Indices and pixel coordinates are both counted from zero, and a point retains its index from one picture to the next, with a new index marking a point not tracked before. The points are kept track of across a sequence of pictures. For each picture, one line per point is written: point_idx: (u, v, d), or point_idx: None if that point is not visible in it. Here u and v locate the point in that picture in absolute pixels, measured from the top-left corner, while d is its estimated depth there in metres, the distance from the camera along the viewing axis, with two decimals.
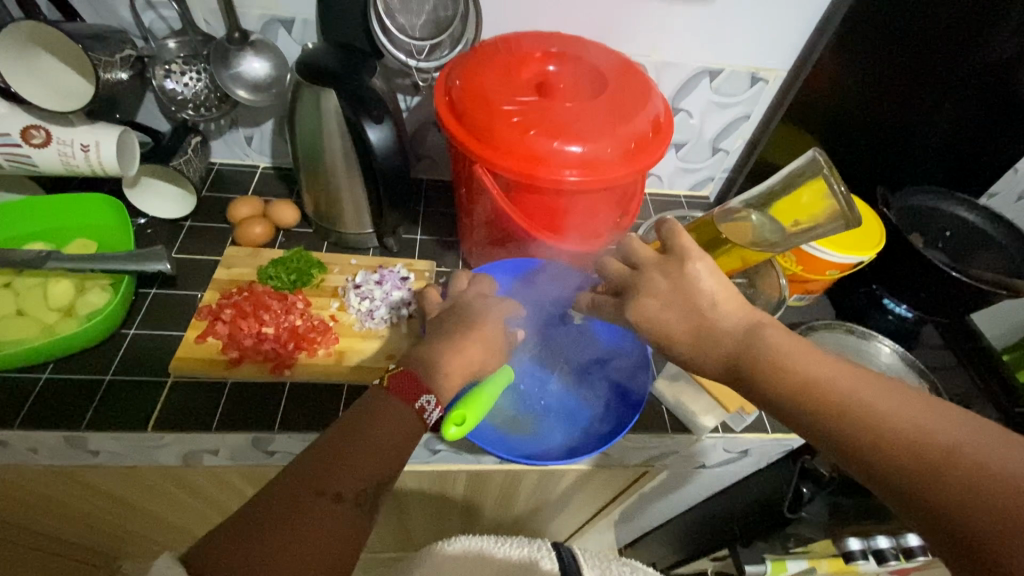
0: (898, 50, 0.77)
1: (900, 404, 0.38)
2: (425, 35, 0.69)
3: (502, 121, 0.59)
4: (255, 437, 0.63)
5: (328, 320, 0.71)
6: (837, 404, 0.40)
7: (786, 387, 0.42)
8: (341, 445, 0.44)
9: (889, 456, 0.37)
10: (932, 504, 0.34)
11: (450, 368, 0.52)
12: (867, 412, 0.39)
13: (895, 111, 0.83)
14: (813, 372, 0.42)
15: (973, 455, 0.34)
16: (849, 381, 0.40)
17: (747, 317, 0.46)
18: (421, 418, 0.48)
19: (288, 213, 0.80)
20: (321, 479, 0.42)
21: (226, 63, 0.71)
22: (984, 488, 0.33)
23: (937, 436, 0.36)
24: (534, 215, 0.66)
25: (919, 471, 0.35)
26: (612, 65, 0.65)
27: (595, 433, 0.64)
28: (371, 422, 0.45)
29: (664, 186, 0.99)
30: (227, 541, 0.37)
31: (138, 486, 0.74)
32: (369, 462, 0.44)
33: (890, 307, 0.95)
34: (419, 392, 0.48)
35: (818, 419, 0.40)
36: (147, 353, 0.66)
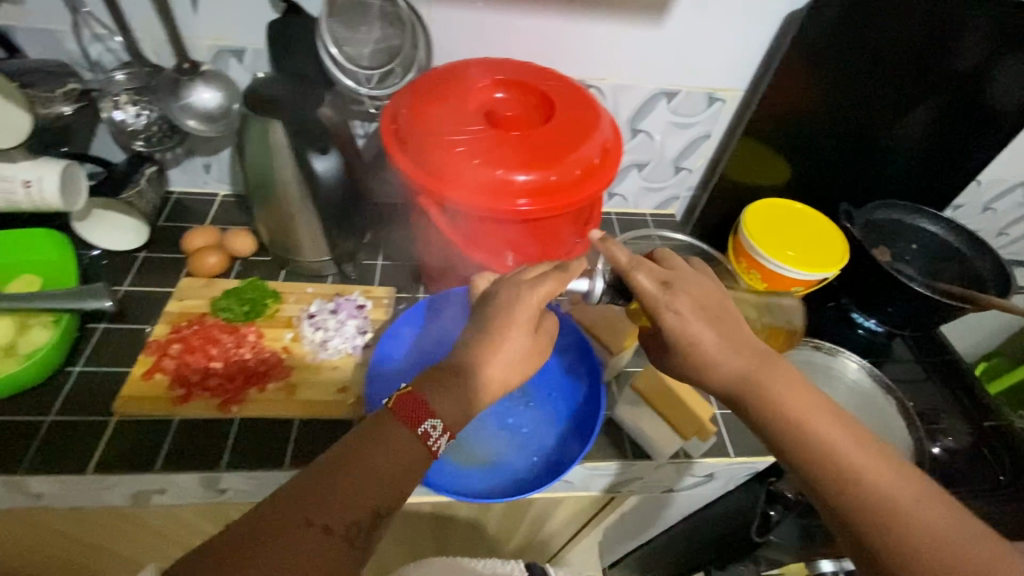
0: (866, 68, 0.79)
1: (864, 451, 0.43)
2: (374, 64, 0.68)
3: (448, 152, 0.59)
4: (202, 476, 0.61)
5: (281, 352, 0.69)
6: (813, 440, 0.44)
7: (771, 414, 0.45)
8: (336, 471, 0.42)
9: (846, 494, 0.42)
10: (874, 540, 0.40)
11: (451, 385, 0.50)
12: (835, 455, 0.43)
13: (860, 123, 0.85)
14: (796, 408, 0.45)
15: (914, 510, 0.40)
16: (826, 424, 0.44)
17: (745, 350, 0.48)
18: (425, 444, 0.46)
19: (244, 242, 0.79)
20: (311, 510, 0.40)
21: (175, 94, 0.70)
22: (916, 535, 0.39)
23: (889, 486, 0.41)
24: (484, 244, 0.65)
25: (867, 512, 0.41)
26: (561, 91, 0.65)
27: (580, 415, 0.66)
28: (374, 449, 0.44)
29: (630, 205, 0.99)
30: (213, 558, 0.36)
31: (92, 526, 0.72)
32: (364, 492, 0.42)
33: (859, 321, 0.98)
34: (423, 416, 0.46)
35: (794, 449, 0.44)
36: (92, 392, 0.65)
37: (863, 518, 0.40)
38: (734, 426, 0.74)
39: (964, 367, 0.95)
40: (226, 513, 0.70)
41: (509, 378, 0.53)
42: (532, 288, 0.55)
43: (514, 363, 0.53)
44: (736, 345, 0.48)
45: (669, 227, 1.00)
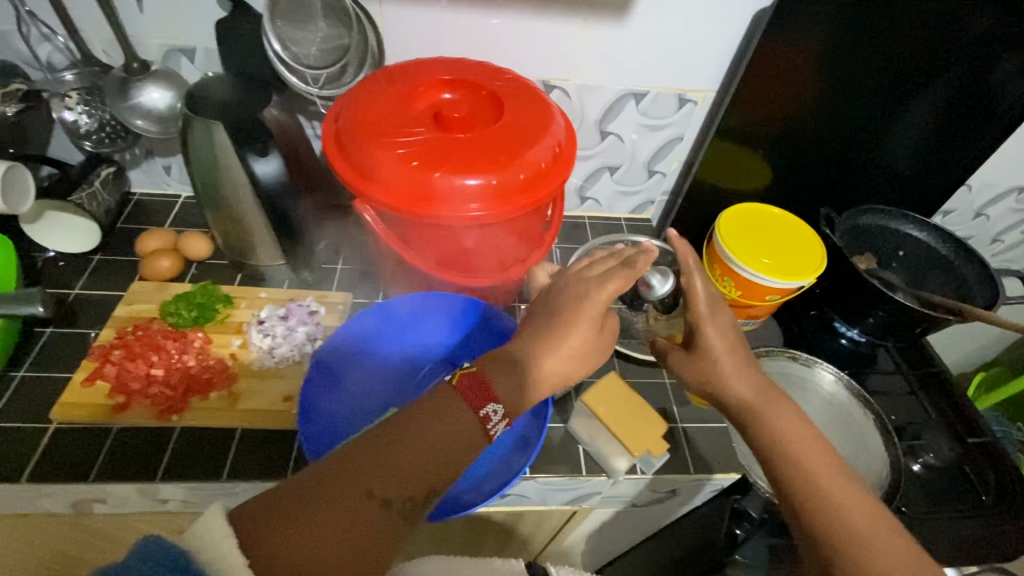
0: (855, 66, 0.75)
1: (823, 463, 0.50)
2: (321, 64, 0.66)
3: (389, 157, 0.56)
4: (139, 487, 0.59)
5: (227, 359, 0.67)
6: (784, 447, 0.51)
7: (756, 422, 0.54)
8: (398, 445, 0.42)
9: (801, 493, 0.48)
10: (804, 519, 0.47)
11: (509, 372, 0.48)
12: (798, 462, 0.50)
13: (839, 126, 0.82)
14: (777, 421, 0.53)
15: (847, 509, 0.46)
16: (796, 437, 0.52)
17: (749, 377, 0.56)
18: (484, 428, 0.44)
19: (199, 246, 0.77)
20: (371, 479, 0.40)
21: (123, 94, 0.68)
22: (842, 522, 0.46)
23: (835, 491, 0.47)
24: (433, 251, 0.63)
25: (814, 505, 0.47)
26: (511, 90, 0.62)
27: (467, 503, 0.57)
28: (435, 423, 0.43)
29: (603, 209, 0.96)
30: (272, 521, 0.36)
31: (41, 536, 0.71)
32: (423, 468, 0.42)
33: (842, 331, 0.94)
34: (487, 399, 0.45)
35: (767, 452, 0.52)
36: (32, 397, 0.63)
37: (817, 526, 0.46)
38: (697, 441, 0.71)
39: (950, 379, 0.91)
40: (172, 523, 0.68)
41: (567, 373, 0.52)
42: (599, 284, 0.53)
43: (572, 359, 0.52)
44: (747, 373, 0.56)
45: (644, 232, 0.97)
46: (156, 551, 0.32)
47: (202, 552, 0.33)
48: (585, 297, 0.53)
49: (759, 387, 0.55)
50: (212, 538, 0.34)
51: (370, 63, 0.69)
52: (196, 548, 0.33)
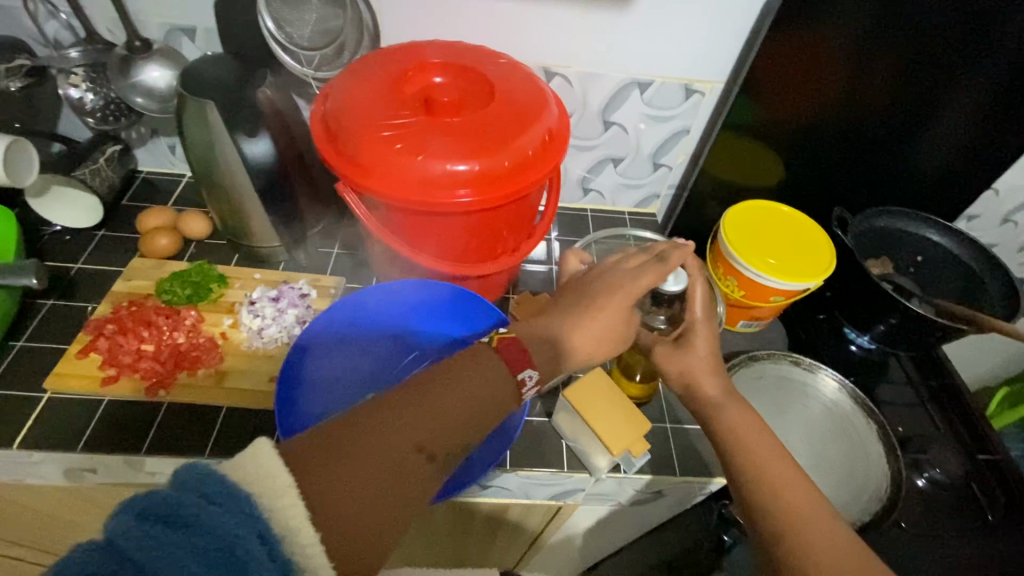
0: (877, 62, 0.71)
1: (779, 458, 0.50)
2: (314, 45, 0.65)
3: (374, 141, 0.56)
4: (125, 459, 0.61)
5: (217, 338, 0.68)
6: (740, 442, 0.52)
7: (718, 420, 0.54)
8: (442, 400, 0.41)
9: (754, 488, 0.48)
10: (754, 516, 0.47)
11: (543, 348, 0.51)
12: (752, 456, 0.50)
13: (858, 124, 0.78)
14: (735, 418, 0.54)
15: (796, 506, 0.46)
16: (754, 434, 0.52)
17: (717, 379, 0.57)
18: (518, 391, 0.46)
19: (198, 225, 0.78)
20: (418, 432, 0.39)
21: (124, 72, 0.69)
22: (788, 519, 0.46)
23: (783, 485, 0.47)
24: (420, 238, 0.62)
25: (764, 501, 0.47)
26: (504, 75, 0.61)
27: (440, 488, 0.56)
28: (475, 382, 0.43)
29: (607, 202, 0.94)
30: (324, 464, 0.35)
31: (41, 503, 0.73)
32: (467, 425, 0.42)
33: (851, 337, 0.91)
34: (524, 364, 0.46)
35: (728, 448, 0.52)
36: (29, 368, 0.65)
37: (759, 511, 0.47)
38: (685, 442, 0.69)
39: (965, 392, 0.87)
40: None
41: (594, 353, 0.54)
42: (634, 277, 0.56)
43: (600, 338, 0.54)
44: (718, 372, 0.57)
45: (648, 226, 0.94)
46: (217, 487, 0.30)
47: (258, 488, 0.31)
48: (620, 285, 0.55)
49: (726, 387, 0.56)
50: (273, 474, 0.32)
51: (368, 39, 0.69)
52: (255, 488, 0.31)
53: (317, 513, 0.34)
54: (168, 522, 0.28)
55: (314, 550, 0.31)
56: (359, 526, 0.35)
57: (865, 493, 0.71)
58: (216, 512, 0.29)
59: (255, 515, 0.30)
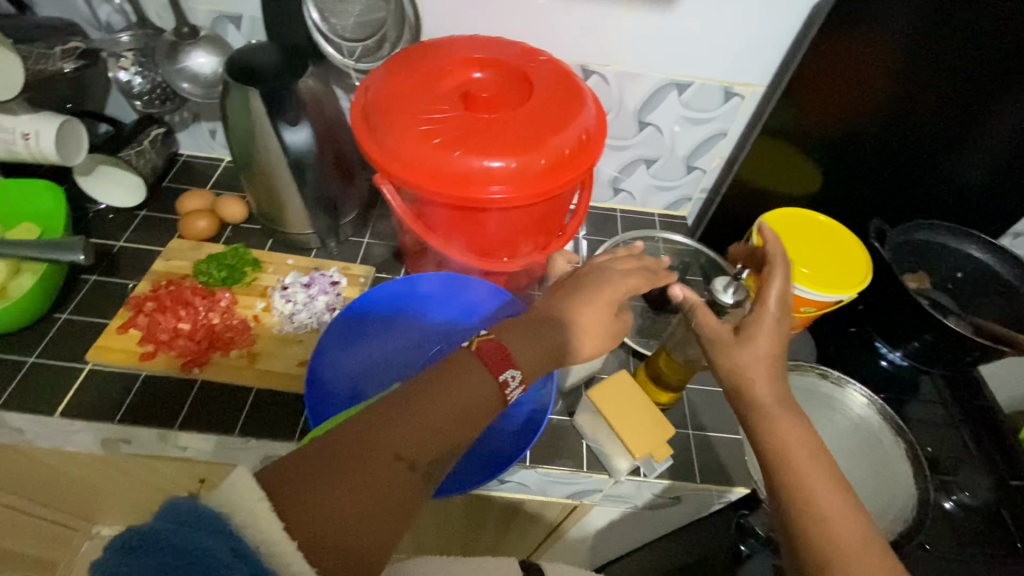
0: (929, 71, 0.69)
1: (824, 477, 0.47)
2: (357, 36, 0.66)
3: (412, 135, 0.56)
4: (159, 432, 0.63)
5: (250, 320, 0.70)
6: (783, 454, 0.49)
7: (768, 431, 0.50)
8: (419, 407, 0.42)
9: (796, 509, 0.46)
10: (794, 534, 0.46)
11: (535, 345, 0.50)
12: (796, 474, 0.48)
13: (904, 134, 0.75)
14: (781, 430, 0.50)
15: (835, 529, 0.45)
16: (798, 449, 0.49)
17: (773, 382, 0.52)
18: (501, 392, 0.46)
19: (235, 209, 0.80)
20: (397, 442, 0.40)
21: (172, 57, 0.71)
22: (833, 544, 0.44)
23: (824, 508, 0.46)
24: (451, 232, 0.63)
25: (803, 522, 0.46)
26: (542, 72, 0.61)
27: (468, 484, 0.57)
28: (454, 386, 0.44)
29: (637, 203, 0.94)
30: (304, 481, 0.36)
31: (75, 467, 0.76)
32: (445, 431, 0.43)
33: (883, 352, 0.89)
34: (506, 366, 0.46)
35: (771, 458, 0.49)
36: (72, 340, 0.68)
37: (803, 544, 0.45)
38: (707, 449, 0.68)
39: (1000, 415, 0.84)
40: (191, 469, 0.72)
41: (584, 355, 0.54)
42: (622, 278, 0.56)
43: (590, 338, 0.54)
44: (775, 376, 0.52)
45: (678, 229, 0.93)
46: (190, 514, 0.31)
47: (234, 511, 0.32)
48: (607, 283, 0.56)
49: (784, 393, 0.52)
50: (250, 497, 0.32)
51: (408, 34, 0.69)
52: (231, 508, 0.32)
53: (300, 527, 0.35)
54: (140, 547, 0.30)
55: (293, 558, 0.32)
56: (341, 538, 0.36)
57: (890, 511, 0.70)
58: (190, 534, 0.30)
59: (229, 535, 0.31)
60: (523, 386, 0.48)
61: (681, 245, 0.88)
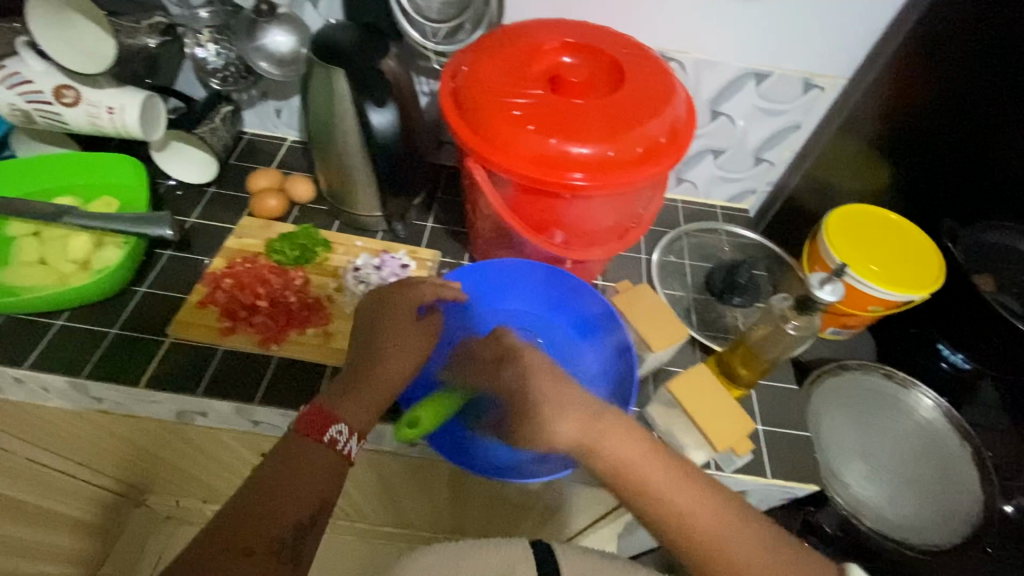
0: None
1: (677, 485, 0.46)
2: (443, 17, 0.67)
3: (503, 117, 0.56)
4: (238, 406, 0.64)
5: (323, 299, 0.71)
6: (639, 483, 0.46)
7: (612, 465, 0.46)
8: (250, 498, 0.45)
9: (674, 534, 0.45)
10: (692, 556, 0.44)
11: (363, 400, 0.53)
12: (662, 496, 0.45)
13: (989, 132, 0.73)
14: (623, 454, 0.47)
15: (710, 533, 0.44)
16: (647, 469, 0.46)
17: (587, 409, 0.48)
18: (334, 450, 0.49)
19: (304, 188, 0.81)
20: (246, 537, 0.43)
21: (250, 35, 0.71)
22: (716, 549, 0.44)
23: (691, 518, 0.44)
24: (532, 217, 0.63)
25: (686, 543, 0.44)
26: (635, 58, 0.60)
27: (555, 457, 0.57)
28: (286, 467, 0.47)
29: (699, 195, 0.92)
30: None
31: (144, 434, 0.78)
32: (293, 504, 0.45)
33: (943, 353, 0.85)
34: (328, 424, 0.49)
35: (634, 495, 0.46)
36: (152, 313, 0.69)
37: (703, 569, 0.44)
38: (777, 446, 0.68)
39: None
40: (259, 442, 0.74)
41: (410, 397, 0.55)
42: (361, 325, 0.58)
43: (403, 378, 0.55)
44: (571, 402, 0.48)
45: (740, 222, 0.92)
46: None
47: None
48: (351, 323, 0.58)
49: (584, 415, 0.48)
50: None
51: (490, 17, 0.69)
52: None
53: None
54: None
55: None
56: None
57: (954, 516, 0.69)
58: None
59: None
60: (356, 435, 0.51)
61: (744, 240, 0.88)
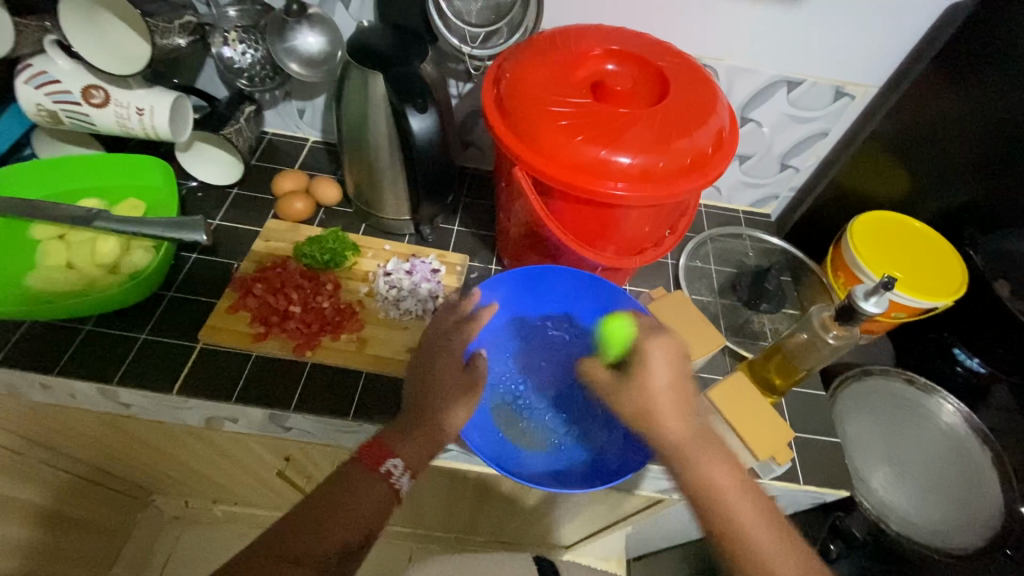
0: None
1: (759, 525, 0.45)
2: (480, 22, 0.66)
3: (549, 124, 0.55)
4: (271, 413, 0.64)
5: (355, 304, 0.70)
6: (722, 509, 0.45)
7: (697, 488, 0.47)
8: (301, 515, 0.46)
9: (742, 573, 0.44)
10: None
11: (426, 436, 0.52)
12: (740, 530, 0.45)
13: None
14: (715, 478, 0.46)
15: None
16: (734, 499, 0.46)
17: (682, 435, 0.49)
18: (387, 482, 0.49)
19: (331, 192, 0.80)
20: (297, 547, 0.44)
21: (281, 36, 0.69)
22: None
23: (765, 559, 0.44)
24: (573, 224, 0.62)
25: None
26: (678, 67, 0.60)
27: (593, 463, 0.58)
28: (341, 491, 0.47)
29: (722, 199, 0.93)
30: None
31: (167, 438, 0.78)
32: (342, 528, 0.46)
33: (959, 358, 0.84)
34: (385, 456, 0.50)
35: (712, 520, 0.46)
36: (181, 318, 0.68)
37: None
38: (808, 453, 0.68)
39: None
40: (286, 446, 0.73)
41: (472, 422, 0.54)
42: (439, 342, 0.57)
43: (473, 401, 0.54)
44: (679, 422, 0.49)
45: (762, 227, 0.92)
46: None
47: None
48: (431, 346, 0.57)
49: (692, 433, 0.48)
50: None
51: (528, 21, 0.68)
52: None
53: None
54: None
55: None
56: None
57: (976, 519, 0.70)
58: None
59: None
60: (412, 472, 0.50)
61: (769, 245, 0.88)
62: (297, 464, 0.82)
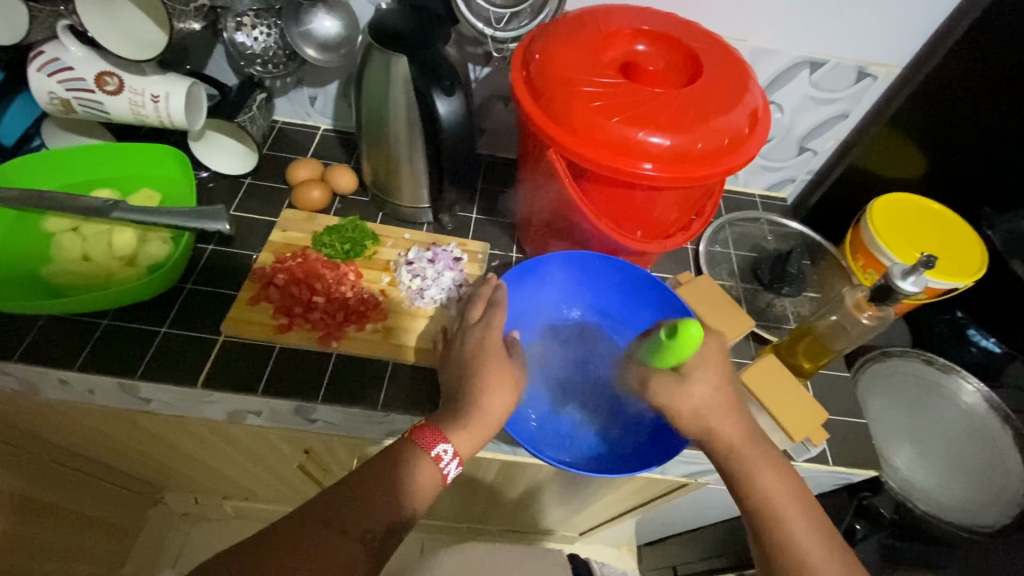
0: None
1: (805, 524, 0.48)
2: (505, 3, 0.65)
3: (583, 104, 0.54)
4: (298, 405, 0.63)
5: (378, 294, 0.69)
6: (771, 510, 0.49)
7: (747, 486, 0.50)
8: (349, 484, 0.46)
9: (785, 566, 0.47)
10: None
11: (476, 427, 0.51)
12: (784, 528, 0.48)
13: None
14: (766, 483, 0.50)
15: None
16: (782, 500, 0.49)
17: (739, 435, 0.52)
18: (437, 467, 0.49)
19: (346, 178, 0.78)
20: (346, 517, 0.44)
21: (297, 19, 0.68)
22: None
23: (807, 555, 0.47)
24: (603, 207, 0.61)
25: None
26: (710, 47, 0.59)
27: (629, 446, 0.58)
28: (390, 468, 0.48)
29: (738, 183, 0.92)
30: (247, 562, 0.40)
31: (184, 433, 0.76)
32: (388, 504, 0.46)
33: (975, 339, 0.84)
34: (437, 440, 0.50)
35: (760, 516, 0.49)
36: (201, 311, 0.67)
37: None
38: (835, 435, 0.68)
39: None
40: (308, 438, 0.72)
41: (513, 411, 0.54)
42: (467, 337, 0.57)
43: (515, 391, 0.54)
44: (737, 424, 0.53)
45: (778, 211, 0.92)
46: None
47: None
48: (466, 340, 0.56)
49: (746, 437, 0.52)
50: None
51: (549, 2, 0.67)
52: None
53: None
54: None
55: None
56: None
57: (999, 499, 0.71)
58: None
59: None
60: (461, 459, 0.50)
61: (786, 229, 0.88)
62: (316, 457, 0.81)
